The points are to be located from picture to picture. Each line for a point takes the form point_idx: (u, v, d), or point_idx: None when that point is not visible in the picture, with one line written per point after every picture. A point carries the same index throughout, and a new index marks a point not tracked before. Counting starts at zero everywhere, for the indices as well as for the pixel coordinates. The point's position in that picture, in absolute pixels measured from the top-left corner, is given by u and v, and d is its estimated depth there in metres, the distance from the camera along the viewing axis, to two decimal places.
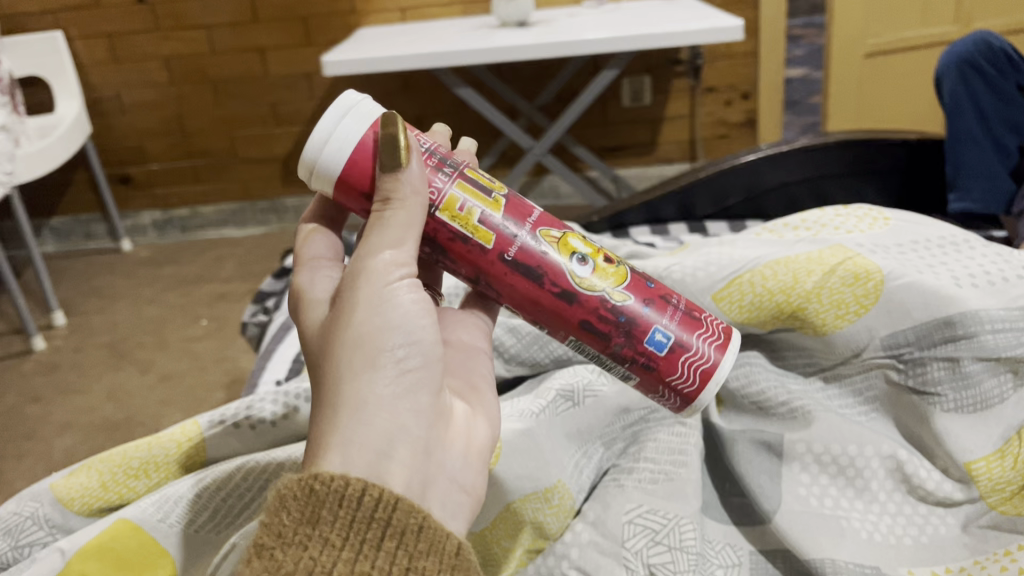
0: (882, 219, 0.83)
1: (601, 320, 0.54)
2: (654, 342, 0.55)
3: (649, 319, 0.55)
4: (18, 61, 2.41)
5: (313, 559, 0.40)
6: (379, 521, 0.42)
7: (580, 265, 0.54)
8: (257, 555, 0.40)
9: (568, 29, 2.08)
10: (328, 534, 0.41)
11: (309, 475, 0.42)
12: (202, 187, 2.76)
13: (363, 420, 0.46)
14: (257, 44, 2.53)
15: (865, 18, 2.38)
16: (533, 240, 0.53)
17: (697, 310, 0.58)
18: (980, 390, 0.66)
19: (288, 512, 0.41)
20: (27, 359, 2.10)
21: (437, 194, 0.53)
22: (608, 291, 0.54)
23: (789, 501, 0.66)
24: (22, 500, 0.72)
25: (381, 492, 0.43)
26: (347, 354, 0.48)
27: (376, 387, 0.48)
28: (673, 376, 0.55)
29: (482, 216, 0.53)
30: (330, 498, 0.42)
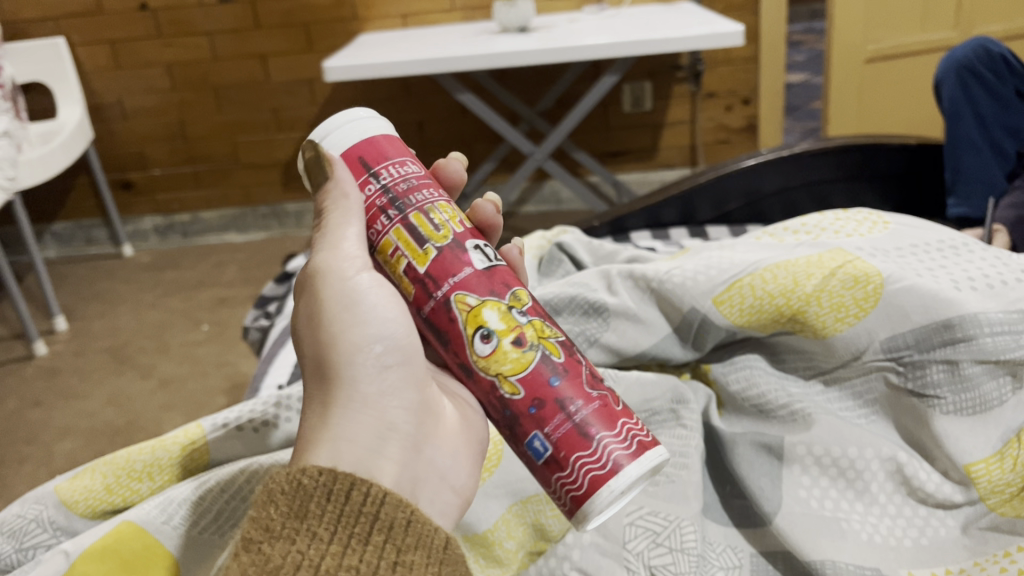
0: (882, 223, 0.84)
1: (490, 406, 0.50)
2: (533, 447, 0.49)
3: (533, 421, 0.49)
4: (21, 67, 2.42)
5: (301, 552, 0.41)
6: (367, 515, 0.44)
7: (479, 343, 0.49)
8: (246, 549, 0.42)
9: (568, 35, 2.09)
10: (316, 528, 0.43)
11: (298, 470, 0.44)
12: (203, 193, 2.76)
13: (352, 417, 0.50)
14: (259, 50, 2.54)
15: (866, 23, 2.39)
16: (443, 306, 0.50)
17: (617, 419, 0.49)
18: (979, 392, 0.66)
19: (276, 507, 0.43)
20: (28, 364, 2.11)
21: (377, 235, 0.52)
22: (499, 378, 0.49)
23: (789, 503, 0.66)
24: (26, 503, 0.73)
25: (369, 487, 0.45)
26: (326, 354, 0.52)
27: (359, 385, 0.51)
28: (550, 487, 0.50)
29: (406, 267, 0.50)
30: (318, 492, 0.44)
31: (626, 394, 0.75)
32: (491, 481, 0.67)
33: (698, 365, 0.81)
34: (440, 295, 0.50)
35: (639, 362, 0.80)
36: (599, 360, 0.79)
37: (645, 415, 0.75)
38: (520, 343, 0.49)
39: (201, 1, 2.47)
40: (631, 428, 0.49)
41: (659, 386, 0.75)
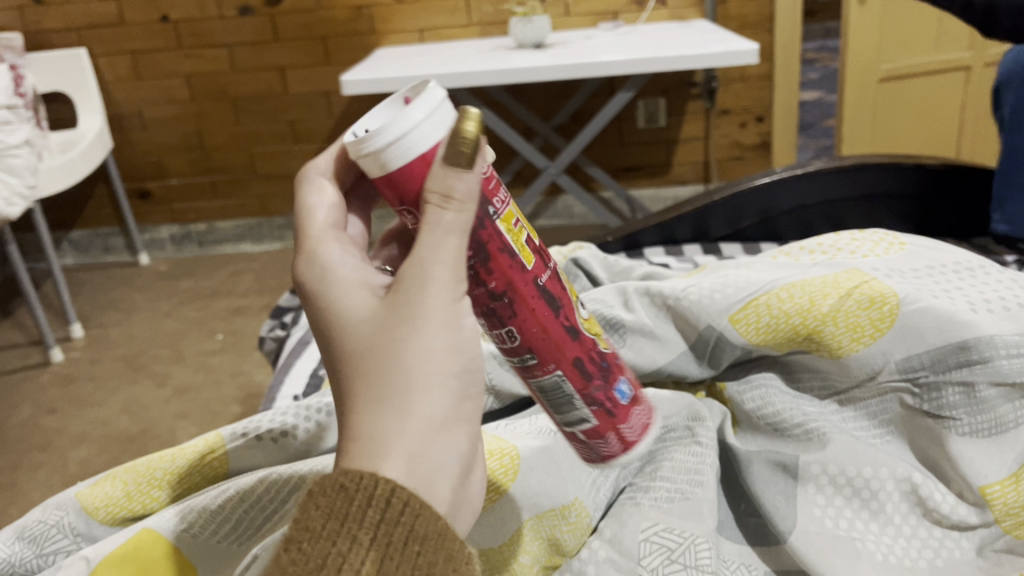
0: (898, 244, 0.84)
1: (589, 360, 0.54)
2: (620, 390, 0.56)
3: (620, 369, 0.57)
4: (42, 76, 2.45)
5: (341, 556, 0.38)
6: (405, 526, 0.40)
7: (583, 308, 0.55)
8: (283, 547, 0.39)
9: (584, 52, 2.11)
10: (356, 532, 0.39)
11: (342, 473, 0.41)
12: (220, 203, 2.78)
13: (430, 439, 0.44)
14: (277, 63, 2.56)
15: (881, 42, 2.40)
16: (557, 274, 0.53)
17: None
18: (996, 414, 0.67)
19: (315, 507, 0.40)
20: (45, 371, 2.13)
21: (501, 205, 0.49)
22: (599, 337, 0.55)
23: (804, 522, 0.66)
24: (47, 509, 0.74)
25: (409, 497, 0.41)
26: (417, 368, 0.44)
27: (443, 405, 0.44)
28: (625, 425, 0.56)
29: (529, 240, 0.51)
30: (358, 496, 0.40)
31: None
32: (507, 496, 0.67)
33: (714, 384, 0.81)
34: (552, 266, 0.53)
35: (655, 378, 0.81)
36: None
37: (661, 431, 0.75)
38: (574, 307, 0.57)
39: (222, 14, 2.50)
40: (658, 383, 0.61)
41: (675, 404, 0.76)
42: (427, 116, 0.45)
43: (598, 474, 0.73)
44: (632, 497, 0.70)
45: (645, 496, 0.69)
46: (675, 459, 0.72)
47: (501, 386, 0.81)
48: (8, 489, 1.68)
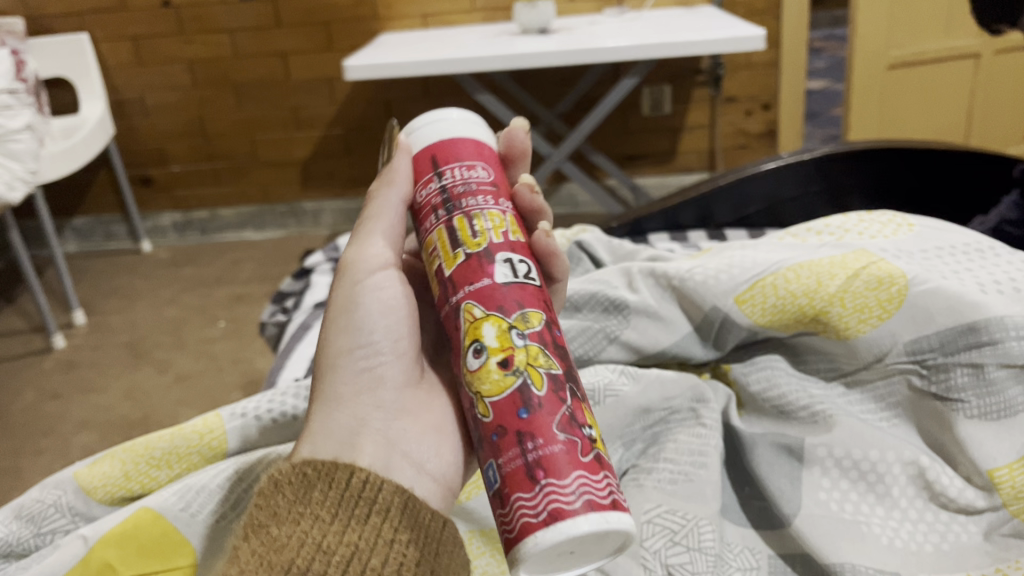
0: (907, 225, 0.83)
1: (470, 418, 0.48)
2: (489, 472, 0.46)
3: (491, 448, 0.46)
4: (43, 61, 2.44)
5: (305, 532, 0.48)
6: (365, 500, 0.50)
7: (471, 357, 0.48)
8: (255, 532, 0.48)
9: (588, 37, 2.09)
10: (318, 512, 0.49)
11: (300, 462, 0.51)
12: (223, 190, 2.78)
13: (331, 416, 0.57)
14: (280, 49, 2.55)
15: (890, 29, 2.38)
16: (456, 312, 0.49)
17: (568, 471, 0.43)
18: (1006, 396, 0.65)
19: (279, 491, 0.50)
20: (46, 357, 2.13)
21: (427, 230, 0.53)
22: (477, 399, 0.47)
23: (809, 505, 0.65)
24: (45, 488, 0.73)
25: (366, 475, 0.51)
26: (324, 356, 0.59)
27: (339, 384, 0.58)
28: (496, 516, 0.46)
29: (439, 267, 0.51)
30: (321, 481, 0.50)
31: (647, 392, 0.73)
32: None
33: (718, 365, 0.80)
34: (456, 300, 0.50)
35: (659, 359, 0.79)
36: (620, 357, 0.79)
37: (665, 412, 0.74)
38: (510, 372, 0.46)
39: None
40: (551, 491, 0.43)
41: (679, 385, 0.74)
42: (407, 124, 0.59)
43: None
44: (634, 479, 0.69)
45: (647, 477, 0.68)
46: (678, 440, 0.71)
47: None
48: (10, 476, 1.68)
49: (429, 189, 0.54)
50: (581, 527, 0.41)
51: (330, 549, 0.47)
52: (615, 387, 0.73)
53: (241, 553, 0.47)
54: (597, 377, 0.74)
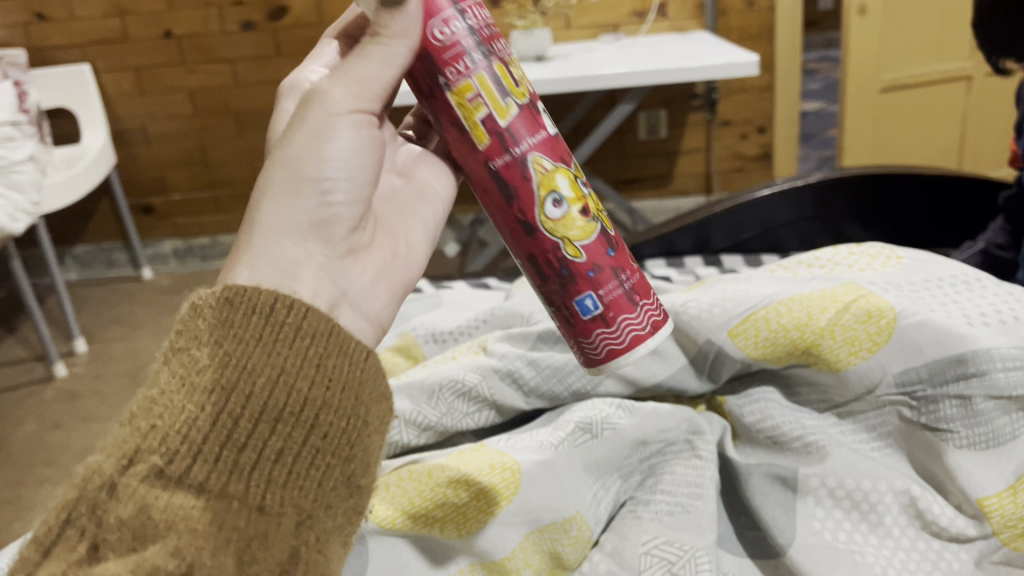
0: (895, 258, 0.85)
1: (545, 263, 0.56)
2: (582, 305, 0.56)
3: (588, 283, 0.56)
4: (46, 93, 2.47)
5: (228, 355, 0.46)
6: (291, 325, 0.47)
7: (551, 207, 0.55)
8: (177, 354, 0.46)
9: (584, 64, 2.12)
10: (241, 335, 0.46)
11: (225, 288, 0.48)
12: (224, 217, 2.80)
13: (274, 243, 0.51)
14: (280, 77, 2.58)
15: (881, 53, 2.41)
16: (521, 160, 0.55)
17: (650, 295, 0.58)
18: (993, 426, 0.67)
19: (202, 311, 0.47)
20: (49, 386, 2.14)
21: (457, 73, 0.53)
22: (564, 241, 0.55)
23: (803, 535, 0.67)
24: None
25: (292, 301, 0.48)
26: (279, 174, 0.53)
27: (295, 212, 0.52)
28: (586, 341, 0.57)
29: (485, 114, 0.54)
30: (246, 306, 0.47)
31: (643, 425, 0.75)
32: (509, 510, 0.67)
33: (714, 397, 0.82)
34: (518, 150, 0.54)
35: (655, 392, 0.81)
36: (616, 391, 0.80)
37: (662, 445, 0.75)
38: (585, 216, 0.56)
39: (225, 29, 2.52)
40: (646, 311, 0.57)
41: (675, 417, 0.75)
42: None
43: (598, 488, 0.73)
44: (632, 511, 0.71)
45: (645, 509, 0.70)
46: (675, 472, 0.72)
47: (502, 401, 0.80)
48: (12, 506, 1.69)
49: (453, 28, 0.53)
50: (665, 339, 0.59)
51: (254, 371, 0.46)
52: (612, 420, 0.75)
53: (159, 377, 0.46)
54: (594, 411, 0.76)
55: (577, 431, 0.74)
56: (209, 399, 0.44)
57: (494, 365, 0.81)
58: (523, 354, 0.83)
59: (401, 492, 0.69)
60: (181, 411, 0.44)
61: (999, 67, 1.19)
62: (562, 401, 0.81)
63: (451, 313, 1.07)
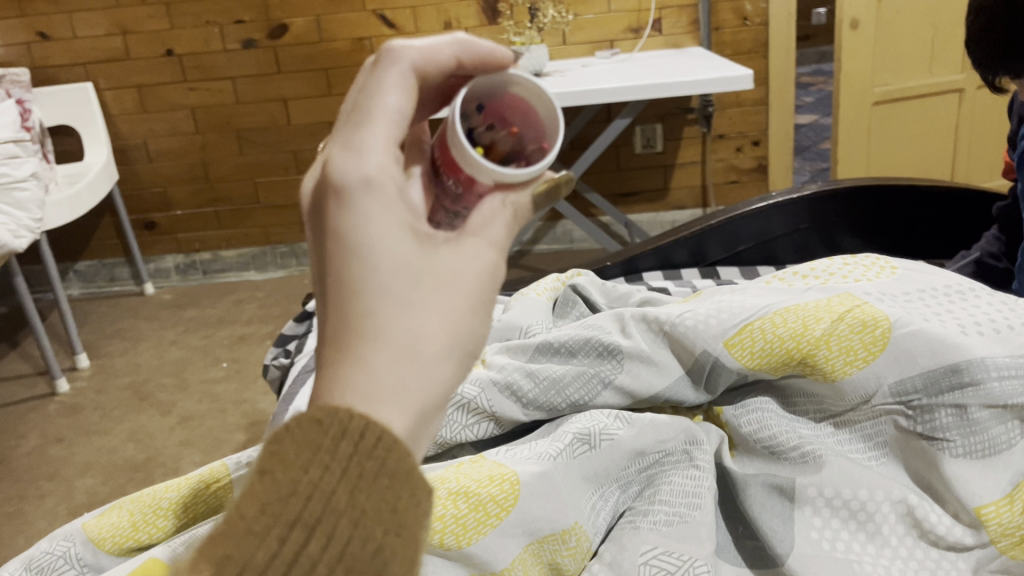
0: (890, 268, 0.86)
1: None
2: None
3: None
4: (50, 110, 2.49)
5: (309, 483, 0.40)
6: (378, 459, 0.41)
7: None
8: (262, 475, 0.41)
9: (581, 79, 2.13)
10: (328, 463, 0.41)
11: (325, 412, 0.42)
12: (224, 232, 2.81)
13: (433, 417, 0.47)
14: (279, 94, 2.60)
15: (875, 67, 2.42)
16: None
17: None
18: (989, 435, 0.68)
19: (296, 434, 0.41)
20: (51, 401, 2.14)
21: None
22: None
23: (801, 544, 0.67)
24: (55, 540, 0.76)
25: (383, 431, 0.42)
26: (458, 343, 0.47)
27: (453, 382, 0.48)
28: None
29: None
30: (335, 430, 0.41)
31: (641, 436, 0.75)
32: (507, 521, 0.68)
33: (710, 408, 0.82)
34: None
35: (651, 403, 0.82)
36: (615, 402, 0.81)
37: (660, 455, 0.76)
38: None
39: (225, 47, 2.54)
40: None
41: (673, 428, 0.76)
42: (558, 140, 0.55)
43: (597, 498, 0.73)
44: (631, 521, 0.71)
45: (644, 520, 0.70)
46: (673, 483, 0.73)
47: (501, 413, 0.80)
48: (13, 521, 1.69)
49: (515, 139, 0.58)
50: None
51: (339, 512, 0.40)
52: (610, 431, 0.75)
53: (239, 498, 0.41)
54: (592, 422, 0.76)
55: (575, 441, 0.74)
56: (275, 527, 0.39)
57: (493, 377, 0.82)
58: (521, 366, 0.83)
59: None
60: (257, 548, 0.39)
61: (995, 85, 1.19)
62: (561, 412, 0.81)
63: None
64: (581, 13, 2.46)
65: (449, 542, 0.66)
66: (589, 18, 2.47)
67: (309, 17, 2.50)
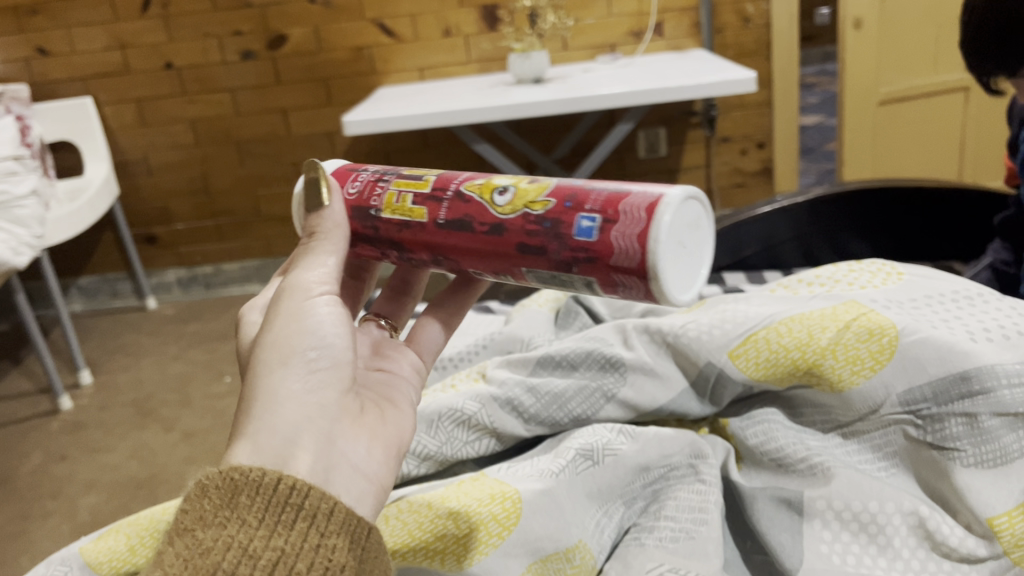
0: (896, 274, 0.84)
1: (528, 235, 0.55)
2: (582, 232, 0.53)
3: (572, 212, 0.54)
4: (50, 126, 2.48)
5: (231, 536, 0.46)
6: (292, 506, 0.48)
7: (498, 198, 0.57)
8: (181, 535, 0.46)
9: (583, 85, 2.12)
10: (244, 515, 0.47)
11: (229, 468, 0.49)
12: (225, 245, 2.80)
13: (273, 408, 0.53)
14: (280, 105, 2.60)
15: (878, 67, 2.41)
16: (459, 198, 0.59)
17: (620, 199, 0.52)
18: (1000, 444, 0.66)
19: (207, 500, 0.47)
20: (54, 419, 2.13)
21: (379, 198, 0.63)
22: (528, 207, 0.56)
23: (811, 559, 0.65)
24: (52, 564, 0.75)
25: (295, 481, 0.49)
26: (268, 356, 0.56)
27: (288, 382, 0.55)
28: (613, 256, 0.51)
29: (414, 200, 0.61)
30: (248, 486, 0.48)
31: (646, 450, 0.74)
32: (510, 541, 0.67)
33: (717, 420, 0.81)
34: (451, 194, 0.60)
35: (656, 416, 0.80)
36: (618, 416, 0.79)
37: (664, 469, 0.74)
38: (532, 182, 0.58)
39: (224, 59, 2.54)
40: (639, 190, 0.53)
41: (677, 441, 0.75)
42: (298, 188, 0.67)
43: (601, 515, 0.71)
44: (636, 538, 0.69)
45: (649, 536, 0.69)
46: (678, 498, 0.71)
47: (502, 429, 0.80)
48: (17, 541, 1.68)
49: (360, 181, 0.65)
50: (672, 188, 0.52)
51: (258, 554, 0.45)
52: (613, 446, 0.74)
53: (163, 558, 0.45)
54: (595, 437, 0.75)
55: (578, 458, 0.73)
56: None
57: (494, 393, 0.81)
58: (523, 380, 0.82)
59: (402, 525, 0.70)
60: None
61: (991, 87, 1.19)
62: (563, 427, 0.80)
63: (451, 339, 1.06)
64: (582, 17, 2.46)
65: (452, 566, 0.66)
66: (589, 23, 2.46)
67: (307, 28, 2.49)
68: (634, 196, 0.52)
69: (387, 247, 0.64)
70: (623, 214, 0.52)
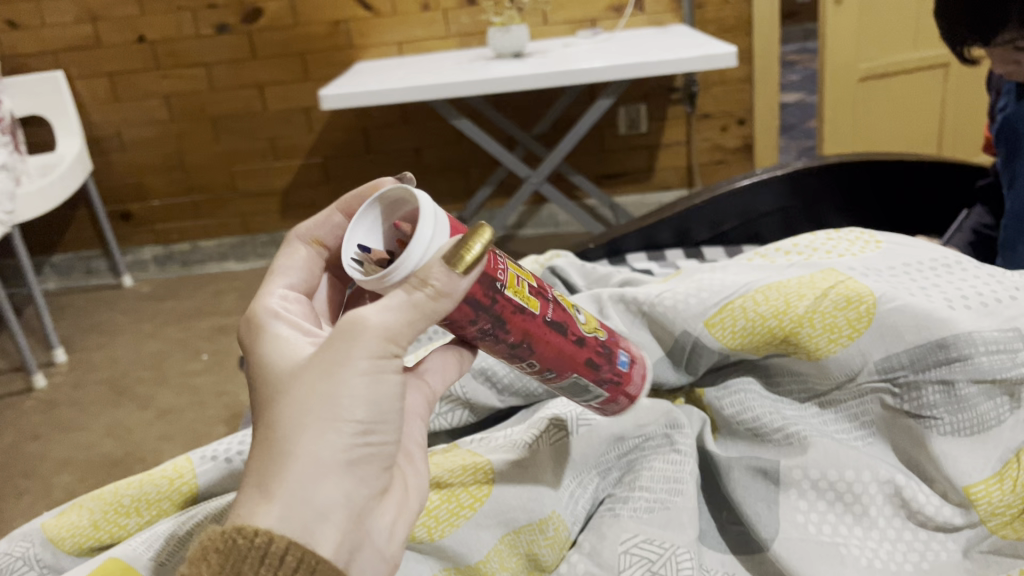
0: (874, 242, 0.83)
1: (597, 356, 0.63)
2: (621, 362, 0.66)
3: (615, 346, 0.66)
4: (19, 100, 2.42)
5: None
6: None
7: (580, 316, 0.62)
8: None
9: (563, 60, 2.10)
10: None
11: (235, 529, 0.45)
12: (201, 222, 2.76)
13: (308, 478, 0.48)
14: (256, 80, 2.55)
15: (859, 43, 2.40)
16: (557, 302, 0.60)
17: (632, 345, 0.69)
18: (977, 412, 0.66)
19: (206, 563, 0.44)
20: (27, 398, 2.10)
21: (503, 272, 0.54)
22: (595, 330, 0.63)
23: (787, 529, 0.64)
24: (12, 541, 0.72)
25: (301, 553, 0.45)
26: (315, 414, 0.49)
27: (331, 454, 0.49)
28: (632, 383, 0.67)
29: (530, 288, 0.57)
30: (251, 554, 0.44)
31: (620, 420, 0.72)
32: (481, 512, 0.66)
33: (692, 390, 0.80)
34: (552, 296, 0.60)
35: None
36: None
37: (639, 439, 0.73)
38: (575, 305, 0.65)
39: (199, 33, 2.49)
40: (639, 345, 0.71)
41: (652, 412, 0.73)
42: (427, 232, 0.50)
43: (575, 486, 0.70)
44: (610, 509, 0.68)
45: (624, 507, 0.67)
46: (653, 468, 0.70)
47: (475, 400, 0.78)
48: None
49: None
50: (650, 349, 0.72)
51: None
52: (587, 416, 0.72)
53: None
54: (569, 407, 0.74)
55: (552, 428, 0.72)
56: None
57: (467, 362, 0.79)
58: None
59: None
60: None
61: (965, 56, 1.18)
62: (536, 398, 0.79)
63: None
64: None
65: (421, 534, 0.65)
66: None
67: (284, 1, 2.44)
68: (639, 348, 0.70)
69: (485, 320, 0.54)
70: (636, 357, 0.69)
